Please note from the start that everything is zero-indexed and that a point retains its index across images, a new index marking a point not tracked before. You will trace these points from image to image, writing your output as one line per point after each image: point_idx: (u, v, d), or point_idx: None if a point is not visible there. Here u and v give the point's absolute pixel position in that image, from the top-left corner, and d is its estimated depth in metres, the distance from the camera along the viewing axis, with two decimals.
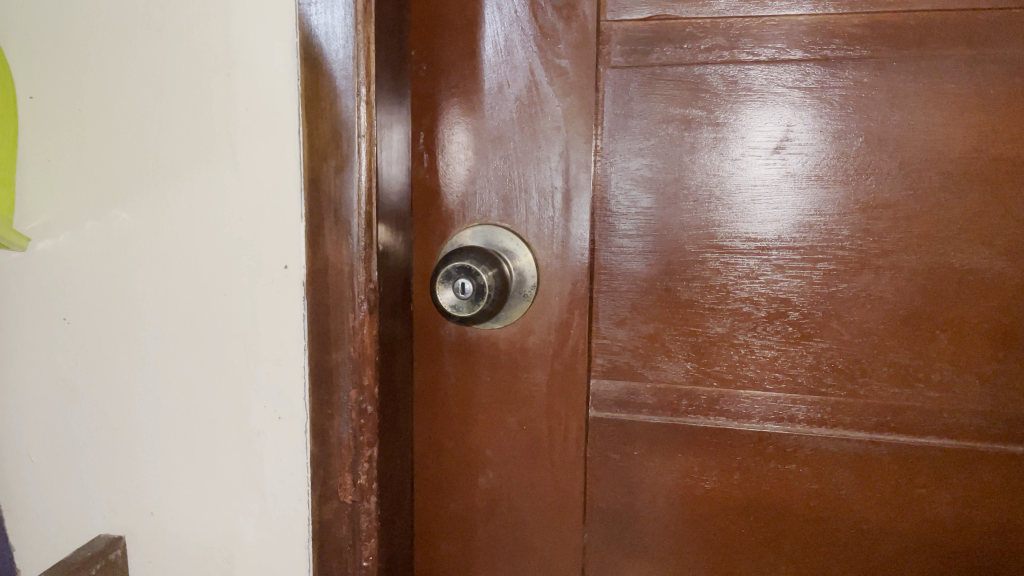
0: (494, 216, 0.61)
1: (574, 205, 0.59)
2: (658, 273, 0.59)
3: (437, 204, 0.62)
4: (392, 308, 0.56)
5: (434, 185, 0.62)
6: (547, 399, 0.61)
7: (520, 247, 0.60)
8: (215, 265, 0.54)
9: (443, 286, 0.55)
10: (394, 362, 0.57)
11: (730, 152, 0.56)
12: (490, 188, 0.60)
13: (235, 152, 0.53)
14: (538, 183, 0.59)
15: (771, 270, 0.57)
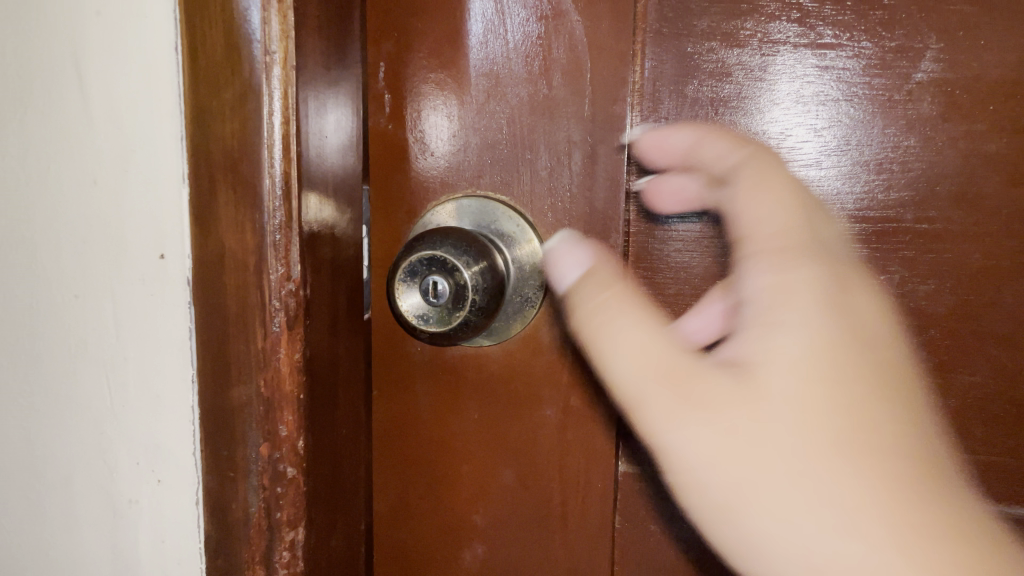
0: (490, 183, 0.43)
1: (605, 170, 0.41)
2: (723, 266, 0.42)
3: (404, 167, 0.43)
4: (341, 315, 0.38)
5: (399, 139, 0.43)
6: (559, 448, 0.43)
7: (525, 230, 0.42)
8: (62, 253, 0.36)
9: (410, 285, 0.38)
10: (343, 396, 0.39)
11: (833, 90, 0.39)
12: (484, 145, 0.42)
13: (84, 82, 0.34)
14: (553, 137, 0.41)
15: (893, 266, 0.40)
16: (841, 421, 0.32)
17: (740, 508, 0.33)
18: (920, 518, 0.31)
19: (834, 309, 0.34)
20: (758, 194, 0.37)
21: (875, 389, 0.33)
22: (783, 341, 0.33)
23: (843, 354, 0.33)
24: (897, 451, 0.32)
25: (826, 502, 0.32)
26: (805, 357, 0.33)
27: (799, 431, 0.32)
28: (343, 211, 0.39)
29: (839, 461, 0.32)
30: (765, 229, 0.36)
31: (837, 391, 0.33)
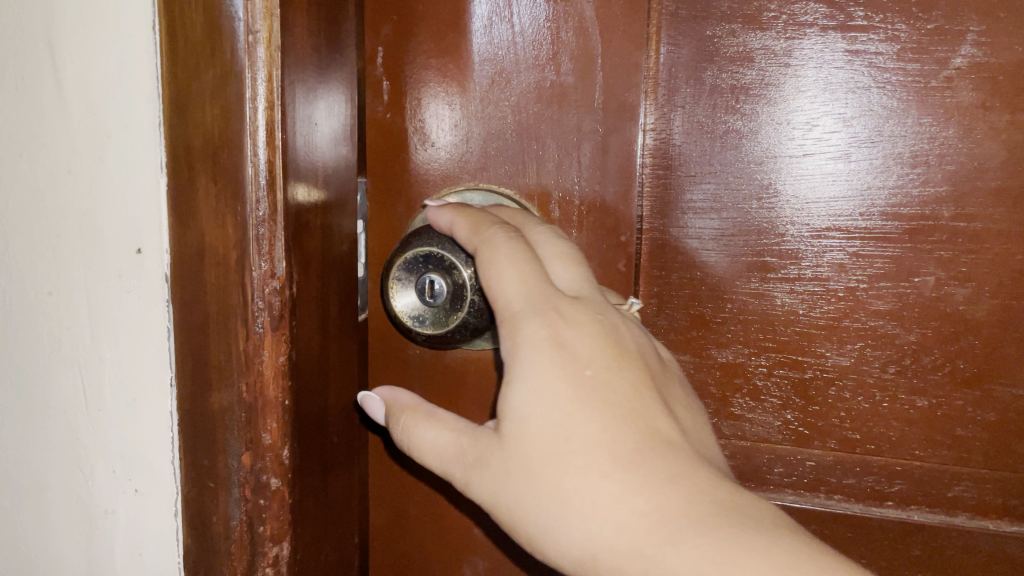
0: (496, 172, 0.40)
1: (616, 162, 0.39)
2: (743, 267, 0.39)
3: (404, 158, 0.41)
4: (335, 314, 0.36)
5: (399, 129, 0.41)
6: None
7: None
8: (37, 247, 0.34)
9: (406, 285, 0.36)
10: (336, 401, 0.37)
11: (864, 77, 0.36)
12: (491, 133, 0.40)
13: (58, 64, 0.32)
14: (562, 126, 0.39)
15: (926, 267, 0.37)
16: (602, 450, 0.28)
17: (568, 558, 0.27)
18: (705, 514, 0.25)
19: (567, 348, 0.29)
20: (500, 271, 0.31)
21: (632, 418, 0.28)
22: (516, 379, 0.29)
23: (570, 375, 0.29)
24: (698, 479, 0.27)
25: (593, 538, 0.27)
26: (538, 395, 0.29)
27: (542, 468, 0.28)
28: (338, 203, 0.36)
29: (604, 481, 0.27)
30: (499, 302, 0.31)
31: (564, 419, 0.28)
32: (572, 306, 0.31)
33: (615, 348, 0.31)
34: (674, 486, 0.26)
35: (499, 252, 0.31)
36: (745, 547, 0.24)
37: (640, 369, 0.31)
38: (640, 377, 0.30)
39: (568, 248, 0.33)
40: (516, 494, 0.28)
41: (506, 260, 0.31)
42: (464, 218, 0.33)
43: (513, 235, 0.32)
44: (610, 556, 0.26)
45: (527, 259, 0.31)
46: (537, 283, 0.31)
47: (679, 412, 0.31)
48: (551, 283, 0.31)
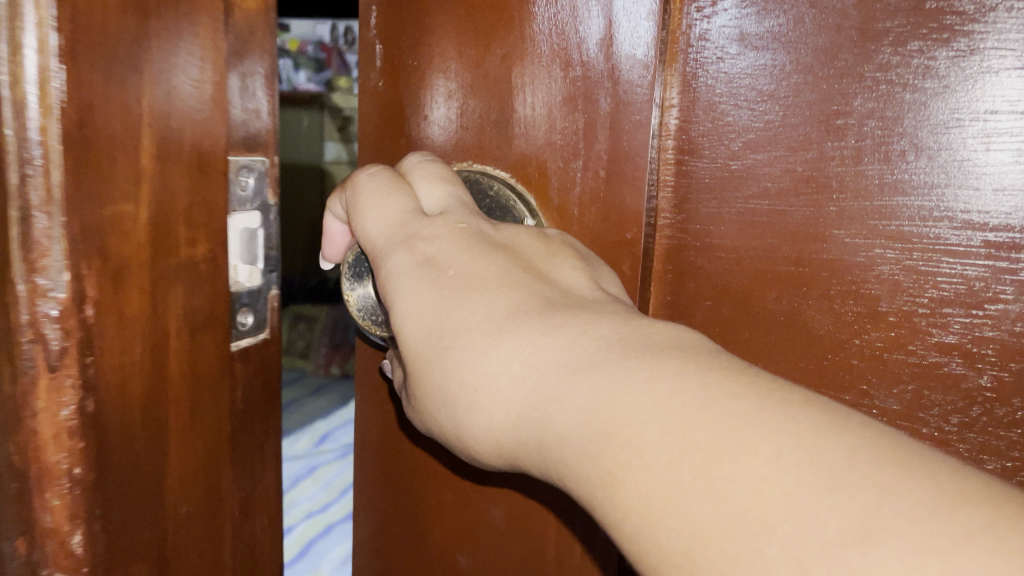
0: (495, 154, 0.34)
1: (635, 146, 0.32)
2: (771, 277, 0.32)
3: (396, 137, 0.35)
4: (178, 339, 0.25)
5: (389, 100, 0.35)
6: (520, 515, 0.36)
7: (518, 215, 0.33)
8: None
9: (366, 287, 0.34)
10: (190, 455, 0.26)
11: (935, 37, 0.28)
12: (492, 107, 0.33)
13: None
14: (567, 99, 0.32)
15: (1010, 292, 0.29)
16: (474, 335, 0.27)
17: (484, 444, 0.27)
18: (577, 359, 0.25)
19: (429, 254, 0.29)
20: (365, 212, 0.31)
21: (501, 292, 0.28)
22: (392, 294, 0.29)
23: (432, 278, 0.29)
24: (570, 325, 0.26)
25: (494, 426, 0.26)
26: (414, 306, 0.29)
27: (431, 369, 0.28)
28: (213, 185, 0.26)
29: (482, 363, 0.26)
30: (371, 239, 0.31)
31: (435, 322, 0.28)
32: (433, 220, 0.30)
33: (484, 242, 0.30)
34: (542, 349, 0.25)
35: (361, 194, 0.32)
36: (621, 387, 0.23)
37: (509, 254, 0.29)
38: (509, 260, 0.29)
39: (441, 169, 0.33)
40: (419, 385, 0.29)
41: (367, 200, 0.31)
42: (336, 195, 0.34)
43: (375, 170, 0.32)
44: (510, 429, 0.26)
45: (384, 191, 0.31)
46: (397, 212, 0.31)
47: (556, 274, 0.29)
48: (411, 206, 0.31)
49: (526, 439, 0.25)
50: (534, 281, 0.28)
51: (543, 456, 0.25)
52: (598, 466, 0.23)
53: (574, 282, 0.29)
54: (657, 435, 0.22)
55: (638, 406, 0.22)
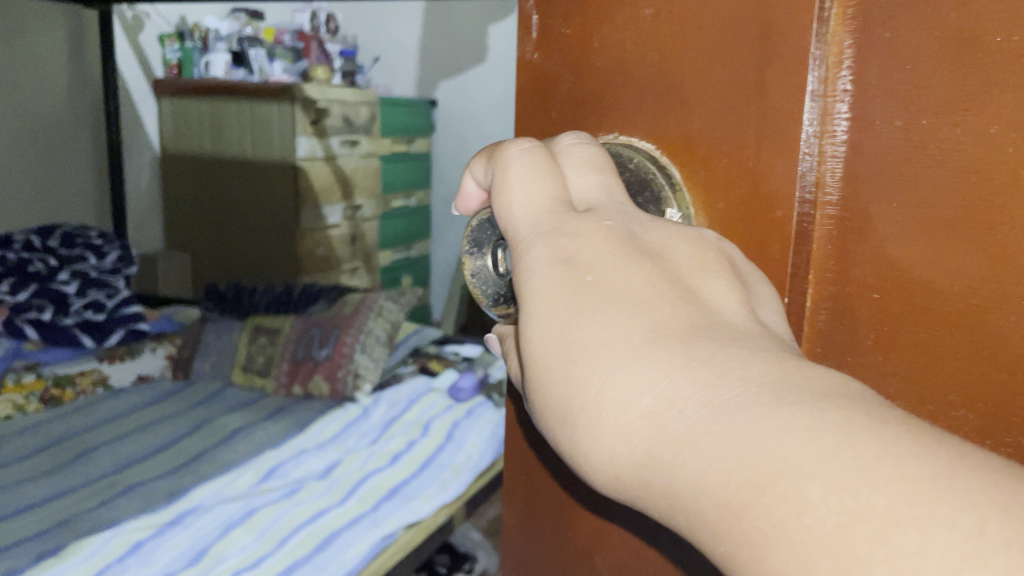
0: (641, 123, 0.29)
1: (775, 107, 0.25)
2: (964, 267, 0.25)
3: (547, 109, 0.33)
4: None
5: (543, 68, 0.32)
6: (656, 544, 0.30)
7: (661, 189, 0.28)
8: None
9: (483, 255, 0.29)
10: None
11: None
12: (638, 75, 0.29)
13: None
14: (710, 47, 0.26)
15: None
16: (604, 354, 0.22)
17: (601, 477, 0.22)
18: (723, 400, 0.20)
19: (570, 255, 0.24)
20: (506, 191, 0.27)
21: (638, 310, 0.23)
22: (524, 288, 0.25)
23: (569, 278, 0.24)
24: (722, 359, 0.21)
25: (609, 458, 0.22)
26: (542, 307, 0.24)
27: (553, 380, 0.23)
28: None
29: (610, 386, 0.22)
30: (508, 224, 0.27)
31: (564, 328, 0.23)
32: (579, 216, 0.26)
33: (627, 246, 0.25)
34: (687, 376, 0.20)
35: (509, 172, 0.27)
36: (774, 431, 0.18)
37: (652, 261, 0.24)
38: (656, 272, 0.24)
39: (597, 152, 0.28)
40: (536, 397, 0.24)
41: (511, 180, 0.27)
42: (481, 158, 0.29)
43: (529, 146, 0.27)
44: (634, 466, 0.21)
45: (535, 174, 0.27)
46: (544, 200, 0.26)
47: (707, 294, 0.24)
48: (561, 197, 0.26)
49: (651, 482, 0.21)
50: (688, 301, 0.23)
51: (671, 503, 0.20)
52: (743, 524, 0.18)
53: (727, 304, 0.24)
54: (822, 491, 0.17)
55: (797, 452, 0.18)
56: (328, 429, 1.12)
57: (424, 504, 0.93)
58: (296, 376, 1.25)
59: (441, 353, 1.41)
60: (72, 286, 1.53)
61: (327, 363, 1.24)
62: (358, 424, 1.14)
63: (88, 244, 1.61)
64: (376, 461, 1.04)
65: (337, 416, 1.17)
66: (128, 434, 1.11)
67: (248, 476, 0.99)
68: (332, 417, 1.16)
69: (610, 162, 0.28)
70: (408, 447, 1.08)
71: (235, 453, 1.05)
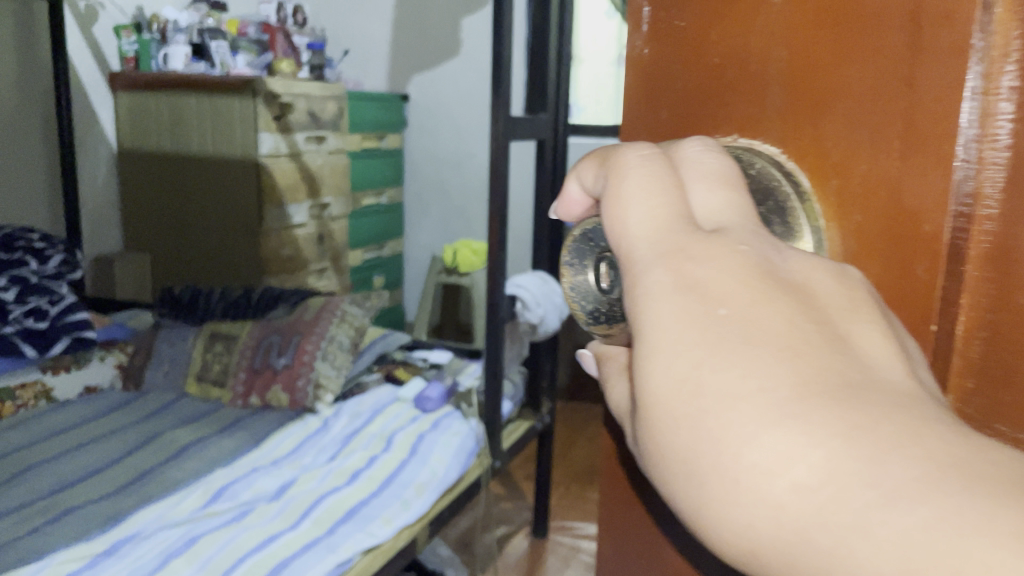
0: (766, 126, 0.24)
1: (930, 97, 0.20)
2: None
3: (656, 106, 0.28)
4: None
5: (652, 63, 0.28)
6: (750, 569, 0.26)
7: (794, 212, 0.23)
8: None
9: (584, 271, 0.25)
10: None
11: None
12: (764, 71, 0.24)
13: None
14: (851, 34, 0.22)
15: None
16: (745, 415, 0.17)
17: (729, 553, 0.18)
18: (895, 483, 0.15)
19: (695, 287, 0.19)
20: (616, 201, 0.22)
21: (782, 356, 0.18)
22: (642, 319, 0.20)
23: (697, 319, 0.19)
24: (893, 431, 0.16)
25: (746, 543, 0.17)
26: (663, 354, 0.19)
27: (676, 433, 0.18)
28: None
29: (755, 459, 0.17)
30: (617, 241, 0.21)
31: (696, 370, 0.18)
32: (708, 237, 0.20)
33: (767, 276, 0.19)
34: (852, 447, 0.16)
35: (621, 177, 0.22)
36: (954, 528, 0.14)
37: (798, 297, 0.19)
38: (802, 317, 0.18)
39: (727, 162, 0.22)
40: (649, 444, 0.19)
41: (624, 188, 0.21)
42: (594, 159, 0.23)
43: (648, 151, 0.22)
44: (780, 549, 0.17)
45: (653, 185, 0.21)
46: (662, 214, 0.21)
47: (864, 348, 0.18)
48: (682, 211, 0.21)
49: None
50: (846, 359, 0.18)
51: None
52: None
53: (885, 359, 0.18)
54: None
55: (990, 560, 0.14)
56: (283, 445, 1.06)
57: (384, 527, 0.90)
58: (257, 385, 1.20)
59: (408, 359, 1.35)
60: (9, 292, 1.22)
61: (286, 372, 1.19)
62: (318, 437, 1.08)
63: (28, 249, 1.31)
64: (335, 478, 0.97)
65: (297, 428, 1.12)
66: (73, 449, 1.04)
67: (195, 496, 0.92)
68: (288, 433, 1.10)
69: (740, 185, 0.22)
70: (370, 462, 1.01)
71: (185, 470, 0.99)
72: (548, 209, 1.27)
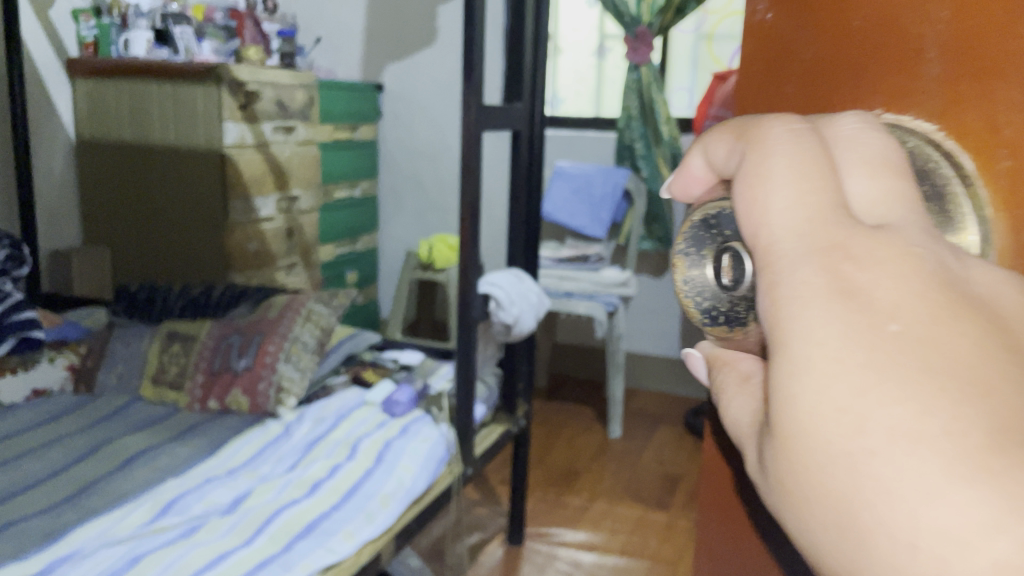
0: (923, 94, 0.21)
1: None
2: None
3: (782, 81, 0.26)
4: None
5: (781, 31, 0.26)
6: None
7: (956, 210, 0.20)
8: None
9: (703, 264, 0.23)
10: None
11: None
12: (925, 35, 0.21)
13: None
14: None
15: None
16: (915, 455, 0.15)
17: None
18: None
19: (862, 298, 0.17)
20: (766, 179, 0.20)
21: (971, 393, 0.16)
22: (783, 330, 0.18)
23: (867, 334, 0.17)
24: None
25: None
26: (820, 371, 0.17)
27: (819, 461, 0.17)
28: None
29: (926, 509, 0.15)
30: (762, 228, 0.19)
31: (857, 398, 0.16)
32: (873, 239, 0.18)
33: (945, 292, 0.17)
34: None
35: (766, 155, 0.20)
36: None
37: (988, 316, 0.17)
38: (994, 347, 0.16)
39: (878, 146, 0.20)
40: (778, 473, 0.18)
41: (769, 167, 0.20)
42: (726, 136, 0.22)
43: (798, 127, 0.20)
44: None
45: (803, 167, 0.19)
46: (815, 202, 0.19)
47: None
48: (838, 202, 0.19)
49: None
50: None
51: None
52: None
53: None
54: None
55: None
56: (240, 454, 1.00)
57: (345, 542, 0.83)
58: (216, 388, 1.13)
59: (378, 361, 1.29)
60: None
61: (246, 375, 1.12)
62: (279, 444, 1.02)
63: None
64: (293, 490, 0.91)
65: (256, 435, 1.05)
66: (15, 458, 0.98)
67: (142, 511, 0.86)
68: (247, 439, 1.03)
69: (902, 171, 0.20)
70: (331, 472, 0.95)
71: (133, 482, 0.92)
72: (524, 203, 1.21)
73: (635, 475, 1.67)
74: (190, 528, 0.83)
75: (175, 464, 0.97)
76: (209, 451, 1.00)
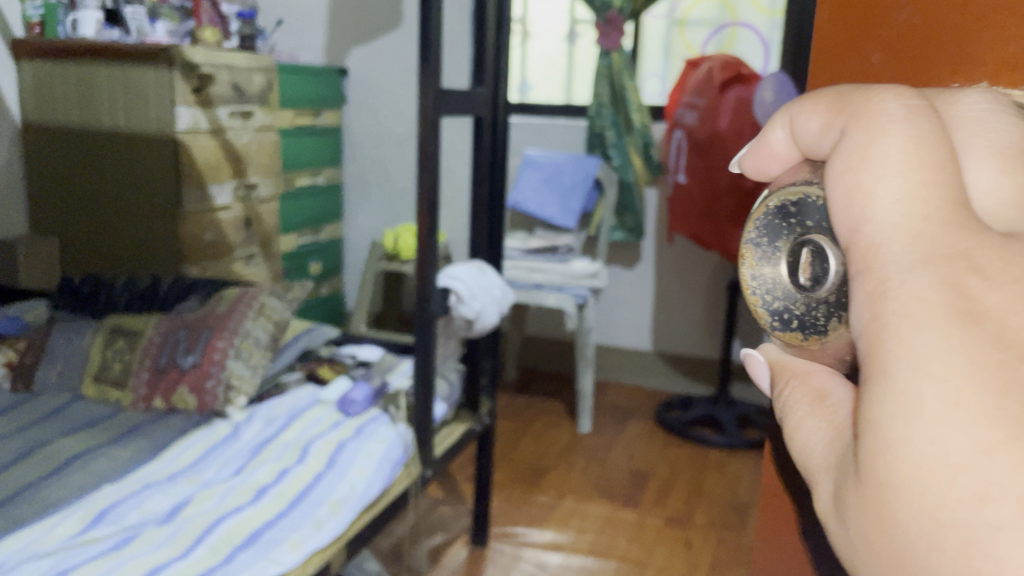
0: None
1: None
2: None
3: (866, 50, 0.31)
4: None
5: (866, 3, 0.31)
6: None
7: None
8: None
9: (776, 257, 0.27)
10: None
11: None
12: None
13: None
14: None
15: None
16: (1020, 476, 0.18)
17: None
18: None
19: (981, 319, 0.19)
20: (880, 163, 0.22)
21: None
22: (902, 346, 0.20)
23: (987, 359, 0.19)
24: None
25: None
26: (937, 387, 0.19)
27: (927, 467, 0.19)
28: None
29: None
30: (875, 206, 0.22)
31: (981, 457, 0.18)
32: (986, 251, 0.20)
33: None
34: None
35: (877, 141, 0.22)
36: None
37: None
38: None
39: (975, 156, 0.23)
40: (877, 464, 0.20)
41: (886, 150, 0.22)
42: (819, 115, 0.25)
43: (910, 109, 0.23)
44: None
45: (919, 158, 0.22)
46: (931, 195, 0.21)
47: None
48: (954, 194, 0.22)
49: None
50: None
51: None
52: None
53: None
54: None
55: None
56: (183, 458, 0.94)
57: (292, 552, 0.77)
58: (160, 386, 1.07)
59: (335, 357, 1.24)
60: None
61: (194, 372, 1.07)
62: (226, 447, 0.97)
63: None
64: (237, 497, 0.85)
65: (202, 436, 1.00)
66: None
67: (72, 520, 0.80)
68: (192, 441, 0.98)
69: (1022, 158, 0.23)
70: (279, 477, 0.89)
71: (64, 489, 0.86)
72: (487, 192, 1.16)
73: (604, 472, 1.63)
74: (124, 539, 0.77)
75: (112, 469, 0.91)
76: (150, 454, 0.94)
